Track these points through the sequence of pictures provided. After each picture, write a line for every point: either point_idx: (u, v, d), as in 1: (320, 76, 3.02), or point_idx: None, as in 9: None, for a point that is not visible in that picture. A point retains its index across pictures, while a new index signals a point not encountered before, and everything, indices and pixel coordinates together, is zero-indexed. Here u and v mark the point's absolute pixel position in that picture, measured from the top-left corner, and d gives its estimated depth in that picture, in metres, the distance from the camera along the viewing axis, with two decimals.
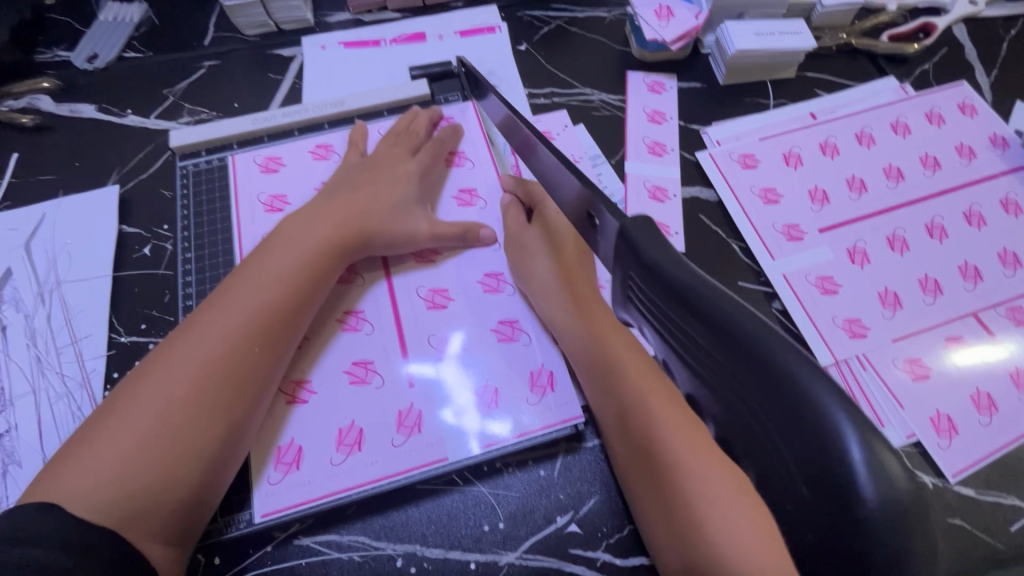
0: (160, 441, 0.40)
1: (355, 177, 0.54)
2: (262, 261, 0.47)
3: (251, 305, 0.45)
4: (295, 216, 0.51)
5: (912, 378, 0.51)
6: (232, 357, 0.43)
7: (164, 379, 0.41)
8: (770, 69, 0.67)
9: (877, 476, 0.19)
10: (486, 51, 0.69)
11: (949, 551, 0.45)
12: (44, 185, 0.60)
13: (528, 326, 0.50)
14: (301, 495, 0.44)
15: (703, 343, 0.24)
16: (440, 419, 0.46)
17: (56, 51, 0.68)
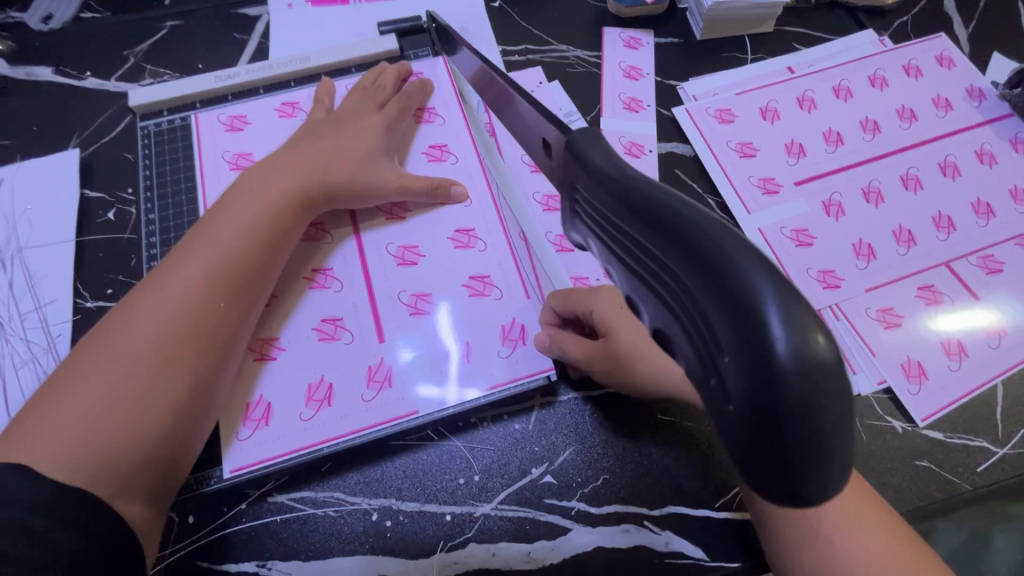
0: (128, 396, 0.38)
1: (320, 131, 0.52)
2: (225, 217, 0.46)
3: (216, 260, 0.44)
4: (257, 172, 0.49)
5: (884, 326, 0.51)
6: (199, 311, 0.42)
7: (129, 336, 0.40)
8: (748, 23, 0.66)
9: (798, 343, 0.19)
10: (458, 7, 0.67)
11: (916, 493, 0.46)
12: (1, 151, 0.58)
13: (499, 281, 0.50)
14: (271, 451, 0.44)
15: (638, 236, 0.23)
16: (410, 374, 0.46)
17: (8, 12, 0.65)
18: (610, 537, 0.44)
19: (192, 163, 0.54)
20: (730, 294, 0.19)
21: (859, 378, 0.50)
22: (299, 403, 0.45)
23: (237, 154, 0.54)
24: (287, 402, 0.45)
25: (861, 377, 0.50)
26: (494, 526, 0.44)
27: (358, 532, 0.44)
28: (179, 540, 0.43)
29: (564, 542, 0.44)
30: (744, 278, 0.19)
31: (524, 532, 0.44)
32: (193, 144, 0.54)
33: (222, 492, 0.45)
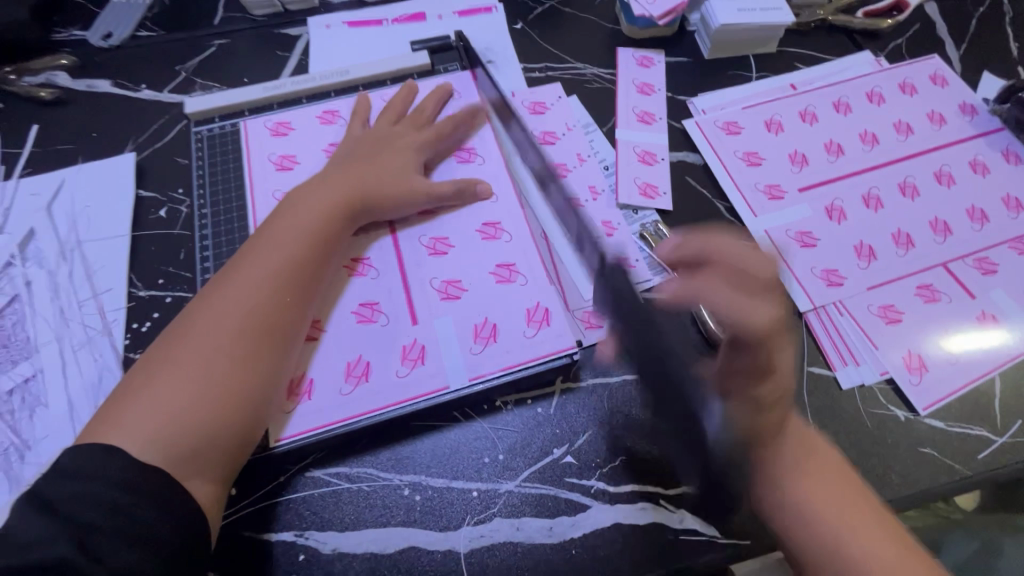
0: (207, 385, 0.42)
1: (359, 153, 0.56)
2: (282, 225, 0.50)
3: (276, 262, 0.48)
4: (309, 185, 0.54)
5: (886, 321, 0.54)
6: (265, 307, 0.46)
7: (208, 333, 0.44)
8: (752, 44, 0.71)
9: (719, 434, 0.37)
10: (483, 28, 0.73)
11: (919, 477, 0.49)
12: (63, 154, 0.64)
13: (524, 268, 0.53)
14: (315, 421, 0.47)
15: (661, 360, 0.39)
16: (442, 355, 0.49)
17: (72, 31, 0.71)
18: (625, 514, 0.47)
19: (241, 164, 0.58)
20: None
21: (863, 369, 0.52)
22: (340, 380, 0.48)
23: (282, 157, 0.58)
24: (330, 376, 0.49)
25: (865, 368, 0.53)
26: (518, 502, 0.47)
27: (390, 505, 0.47)
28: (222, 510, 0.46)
29: (584, 518, 0.47)
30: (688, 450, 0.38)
31: (546, 507, 0.47)
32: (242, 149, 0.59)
33: (262, 465, 0.48)
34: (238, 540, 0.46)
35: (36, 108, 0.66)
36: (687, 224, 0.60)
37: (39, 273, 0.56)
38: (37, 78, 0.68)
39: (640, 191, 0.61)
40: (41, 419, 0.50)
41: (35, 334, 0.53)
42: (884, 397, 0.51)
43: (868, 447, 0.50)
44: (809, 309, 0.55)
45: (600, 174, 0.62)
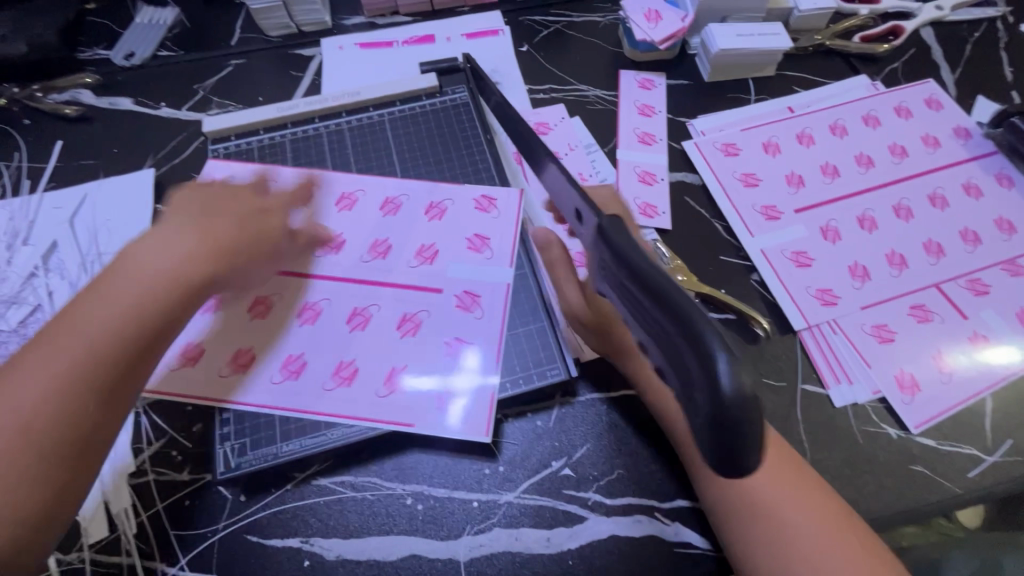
0: (9, 457, 0.37)
1: (217, 202, 0.50)
2: (123, 268, 0.44)
3: (114, 316, 0.42)
4: (156, 227, 0.47)
5: (879, 341, 0.55)
6: (93, 369, 0.40)
7: (11, 399, 0.38)
8: (751, 67, 0.73)
9: (737, 379, 0.24)
10: (490, 51, 0.75)
11: (910, 495, 0.50)
12: (86, 169, 0.66)
13: (487, 304, 0.54)
14: (341, 409, 0.49)
15: (662, 328, 0.27)
16: (422, 372, 0.50)
17: (96, 51, 0.74)
18: (622, 527, 0.48)
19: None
20: (696, 355, 0.25)
21: (855, 387, 0.54)
22: (331, 386, 0.50)
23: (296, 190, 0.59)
24: (318, 386, 0.50)
25: (858, 387, 0.54)
26: (517, 513, 0.49)
27: (393, 514, 0.48)
28: (230, 516, 0.48)
29: (581, 530, 0.48)
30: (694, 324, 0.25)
31: (544, 518, 0.48)
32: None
33: (271, 472, 0.49)
34: (248, 544, 0.47)
35: (61, 124, 0.69)
36: (686, 243, 0.62)
37: (61, 283, 0.59)
38: (62, 96, 0.71)
39: (640, 210, 0.63)
40: None
41: None
42: (876, 415, 0.53)
43: (860, 464, 0.51)
44: (803, 328, 0.56)
45: (601, 194, 0.64)
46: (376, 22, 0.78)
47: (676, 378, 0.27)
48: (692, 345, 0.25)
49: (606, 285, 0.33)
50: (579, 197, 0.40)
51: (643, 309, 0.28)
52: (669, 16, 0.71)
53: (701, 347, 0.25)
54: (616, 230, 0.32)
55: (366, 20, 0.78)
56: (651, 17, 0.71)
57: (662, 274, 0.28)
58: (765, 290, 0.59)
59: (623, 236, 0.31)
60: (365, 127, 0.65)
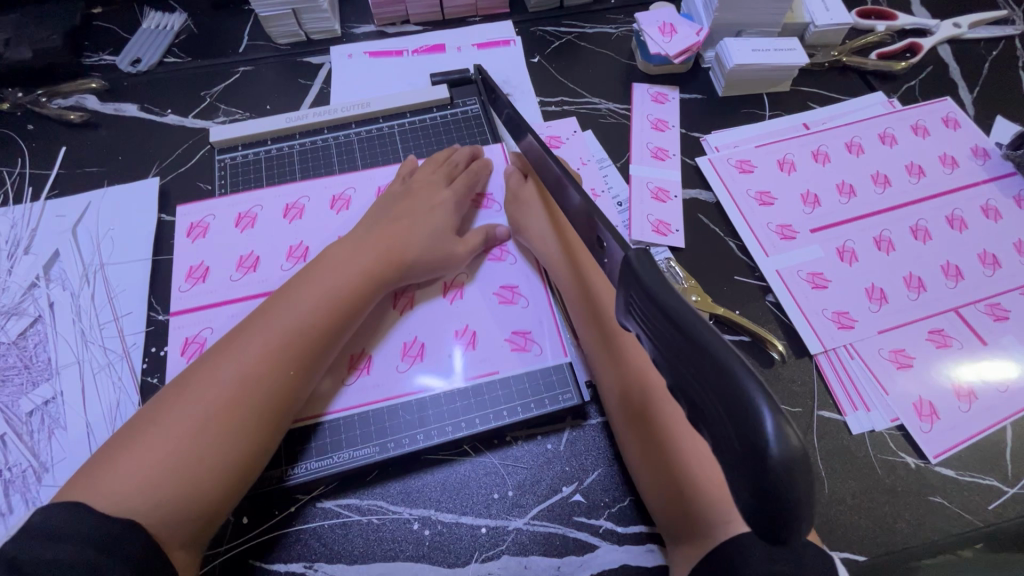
0: (194, 449, 0.42)
1: (395, 206, 0.57)
2: (305, 288, 0.50)
3: (288, 329, 0.47)
4: (339, 245, 0.53)
5: (897, 366, 0.54)
6: (270, 375, 0.46)
7: (203, 392, 0.44)
8: (767, 83, 0.72)
9: (784, 440, 0.22)
10: (502, 62, 0.74)
11: (928, 528, 0.48)
12: (90, 176, 0.65)
13: (527, 291, 0.57)
14: (405, 389, 0.52)
15: (696, 376, 0.26)
16: (493, 334, 0.54)
17: (102, 55, 0.73)
18: (634, 557, 0.47)
19: (239, 240, 0.57)
20: (737, 408, 0.23)
21: (873, 415, 0.53)
22: (399, 372, 0.52)
23: (290, 204, 0.59)
24: (392, 368, 0.53)
25: (876, 414, 0.53)
26: (526, 540, 0.47)
27: (399, 539, 0.47)
28: (233, 538, 0.47)
29: (592, 559, 0.47)
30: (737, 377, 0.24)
31: (554, 546, 0.47)
32: (230, 225, 0.58)
33: (275, 495, 0.48)
34: (249, 569, 0.46)
35: (66, 130, 0.68)
36: (699, 261, 0.61)
37: (62, 294, 0.57)
38: (66, 101, 0.70)
39: (653, 228, 0.61)
40: (59, 442, 0.50)
41: (56, 355, 0.54)
42: (894, 444, 0.51)
43: (877, 494, 0.50)
44: (820, 351, 0.55)
45: (613, 211, 0.63)
46: (386, 31, 0.77)
47: (706, 429, 0.26)
48: (732, 399, 0.24)
49: (635, 322, 0.32)
50: (600, 223, 0.39)
51: (675, 350, 0.27)
52: (684, 30, 0.70)
53: (743, 400, 0.23)
54: (646, 266, 0.30)
55: (376, 28, 0.77)
56: (665, 30, 0.70)
57: (699, 317, 0.26)
58: (780, 312, 0.58)
59: (653, 273, 0.30)
60: (376, 138, 0.65)
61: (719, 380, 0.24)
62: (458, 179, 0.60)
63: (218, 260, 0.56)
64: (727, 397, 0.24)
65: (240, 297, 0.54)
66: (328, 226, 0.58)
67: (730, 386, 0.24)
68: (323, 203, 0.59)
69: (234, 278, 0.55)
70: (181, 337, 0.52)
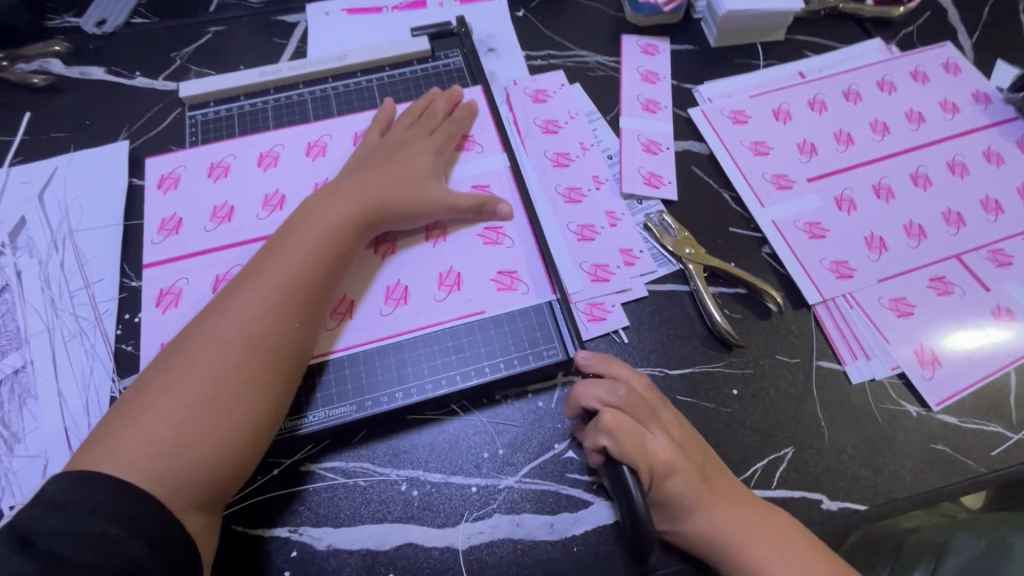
0: (205, 410, 0.40)
1: (372, 159, 0.54)
2: (293, 239, 0.48)
3: (282, 283, 0.45)
4: (316, 197, 0.51)
5: (897, 315, 0.53)
6: (270, 330, 0.44)
7: (206, 352, 0.42)
8: (760, 31, 0.69)
9: None
10: (485, 16, 0.71)
11: (931, 476, 0.47)
12: (56, 142, 0.62)
13: (511, 232, 0.54)
14: (391, 330, 0.50)
15: None
16: (476, 279, 0.52)
17: (66, 18, 0.70)
18: None
19: (212, 191, 0.55)
20: None
21: (873, 363, 0.51)
22: (380, 318, 0.50)
23: (264, 153, 0.57)
24: (374, 313, 0.51)
25: (876, 362, 0.51)
26: (517, 498, 0.46)
27: (387, 501, 0.46)
28: None
29: (586, 515, 0.45)
30: None
31: (547, 504, 0.46)
32: (202, 175, 0.56)
33: None
34: (231, 534, 0.44)
35: (29, 95, 0.65)
36: (693, 215, 0.58)
37: (29, 262, 0.55)
38: (30, 65, 0.67)
39: (644, 180, 0.59)
40: (30, 411, 0.48)
41: (25, 323, 0.52)
42: (895, 392, 0.50)
43: (879, 444, 0.48)
44: (818, 301, 0.54)
45: (603, 163, 0.60)
46: None
47: None
48: None
49: None
50: None
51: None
52: None
53: None
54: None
55: None
56: None
57: None
58: (777, 262, 0.56)
59: None
60: (354, 92, 0.62)
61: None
62: (438, 130, 0.57)
63: (191, 211, 0.54)
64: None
65: (214, 248, 0.52)
66: (304, 176, 0.56)
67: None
68: (298, 151, 0.57)
69: (207, 229, 0.53)
70: (155, 289, 0.50)
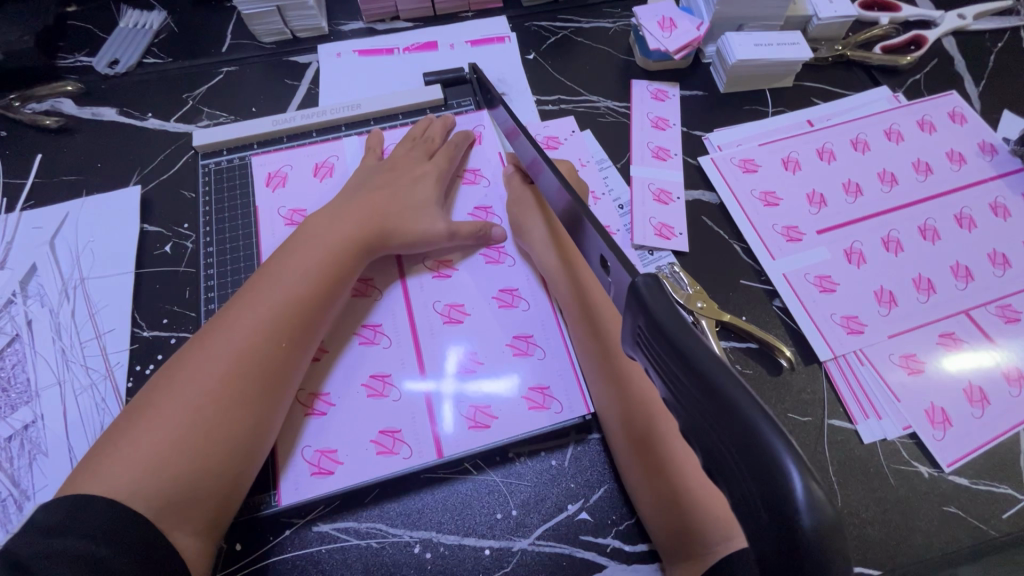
0: (197, 429, 0.41)
1: (373, 181, 0.56)
2: (292, 259, 0.49)
3: (275, 305, 0.46)
4: (318, 217, 0.53)
5: (908, 372, 0.53)
6: (262, 351, 0.44)
7: (201, 370, 0.43)
8: (769, 79, 0.70)
9: (811, 500, 0.20)
10: (496, 59, 0.72)
11: (945, 540, 0.47)
12: (68, 186, 0.62)
13: (526, 293, 0.54)
14: (381, 360, 0.50)
15: (709, 423, 0.23)
16: (498, 330, 0.52)
17: (78, 57, 0.70)
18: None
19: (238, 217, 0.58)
20: (756, 462, 0.21)
21: (884, 423, 0.51)
22: (435, 311, 0.53)
23: (273, 172, 0.59)
24: (427, 303, 0.53)
25: (887, 422, 0.51)
26: (532, 561, 0.45)
27: (400, 564, 0.45)
28: (226, 566, 0.44)
29: None
30: (754, 427, 0.21)
31: (562, 568, 0.45)
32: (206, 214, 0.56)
33: (269, 520, 0.46)
34: None
35: (41, 136, 0.65)
36: (704, 267, 0.59)
37: (40, 311, 0.55)
38: (42, 105, 0.67)
39: (655, 231, 0.60)
40: (39, 468, 0.48)
41: (36, 375, 0.52)
42: (907, 452, 0.50)
43: (892, 506, 0.48)
44: (830, 358, 0.54)
45: (615, 214, 0.61)
46: (375, 28, 0.74)
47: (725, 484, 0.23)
48: (751, 450, 0.21)
49: (643, 355, 0.29)
50: (600, 240, 0.37)
51: (700, 427, 0.24)
52: (684, 24, 0.68)
53: (764, 456, 0.21)
54: (654, 295, 0.28)
55: (364, 25, 0.74)
56: (665, 25, 0.68)
57: (712, 358, 0.24)
58: (788, 316, 0.56)
59: (664, 305, 0.27)
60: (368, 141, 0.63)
61: (784, 540, 0.20)
62: (437, 152, 0.59)
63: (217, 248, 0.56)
64: (796, 542, 0.20)
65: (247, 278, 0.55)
66: (312, 193, 0.58)
67: (832, 546, 0.20)
68: (305, 171, 0.60)
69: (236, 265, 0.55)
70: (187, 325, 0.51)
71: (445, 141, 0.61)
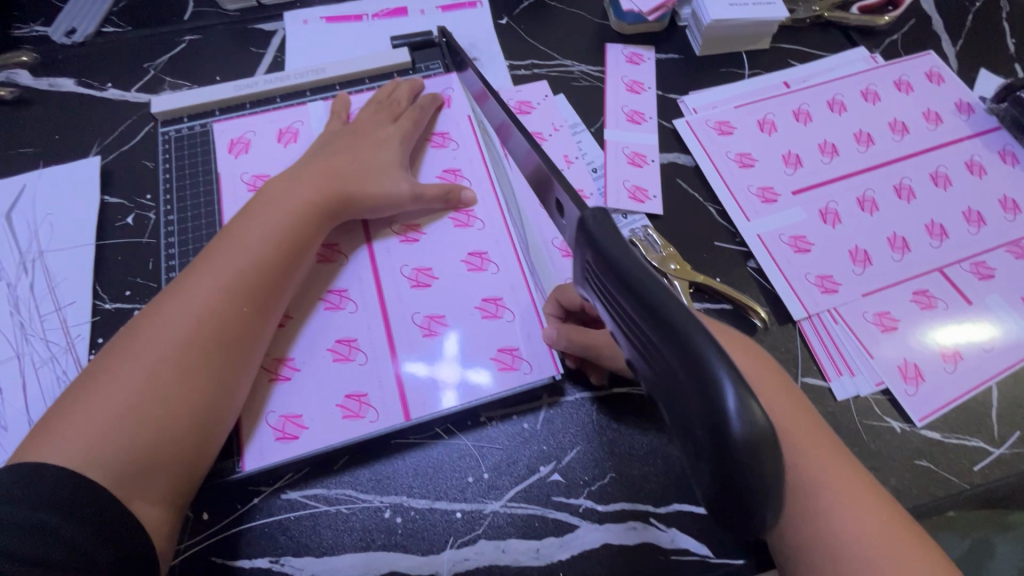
0: (154, 394, 0.40)
1: (335, 145, 0.55)
2: (251, 223, 0.48)
3: (233, 269, 0.45)
4: (279, 180, 0.51)
5: (881, 330, 0.53)
6: (220, 316, 0.43)
7: (157, 336, 0.42)
8: (745, 40, 0.68)
9: (746, 414, 0.21)
10: (467, 24, 0.70)
11: (916, 492, 0.47)
12: (24, 158, 0.60)
13: (496, 257, 0.53)
14: (347, 326, 0.50)
15: (659, 348, 0.23)
16: (465, 293, 0.51)
17: (33, 27, 0.67)
18: (617, 535, 0.45)
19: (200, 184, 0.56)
20: (698, 381, 0.22)
21: (857, 379, 0.51)
22: (402, 276, 0.52)
23: (236, 139, 0.58)
24: (395, 268, 0.52)
25: (860, 379, 0.51)
26: (505, 523, 0.45)
27: (370, 529, 0.45)
28: (193, 534, 0.44)
29: (573, 539, 0.45)
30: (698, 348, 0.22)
31: (533, 528, 0.45)
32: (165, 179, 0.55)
33: (236, 488, 0.45)
34: (211, 567, 0.43)
35: None
36: (678, 229, 0.58)
37: None
38: None
39: (629, 194, 0.59)
40: None
41: None
42: (879, 408, 0.50)
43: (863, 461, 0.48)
44: (803, 317, 0.54)
45: (588, 177, 0.60)
46: None
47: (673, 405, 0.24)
48: (695, 370, 0.22)
49: (592, 288, 0.29)
50: (558, 185, 0.36)
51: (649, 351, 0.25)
52: None
53: (705, 374, 0.21)
54: (601, 227, 0.27)
55: None
56: None
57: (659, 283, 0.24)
58: (762, 277, 0.56)
59: (610, 234, 0.26)
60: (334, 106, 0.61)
61: (723, 455, 0.21)
62: (403, 115, 0.58)
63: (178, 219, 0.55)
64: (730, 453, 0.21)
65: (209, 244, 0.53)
66: (276, 159, 0.57)
67: (763, 455, 0.21)
68: (268, 137, 0.58)
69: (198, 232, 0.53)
70: None
71: (413, 104, 0.60)
